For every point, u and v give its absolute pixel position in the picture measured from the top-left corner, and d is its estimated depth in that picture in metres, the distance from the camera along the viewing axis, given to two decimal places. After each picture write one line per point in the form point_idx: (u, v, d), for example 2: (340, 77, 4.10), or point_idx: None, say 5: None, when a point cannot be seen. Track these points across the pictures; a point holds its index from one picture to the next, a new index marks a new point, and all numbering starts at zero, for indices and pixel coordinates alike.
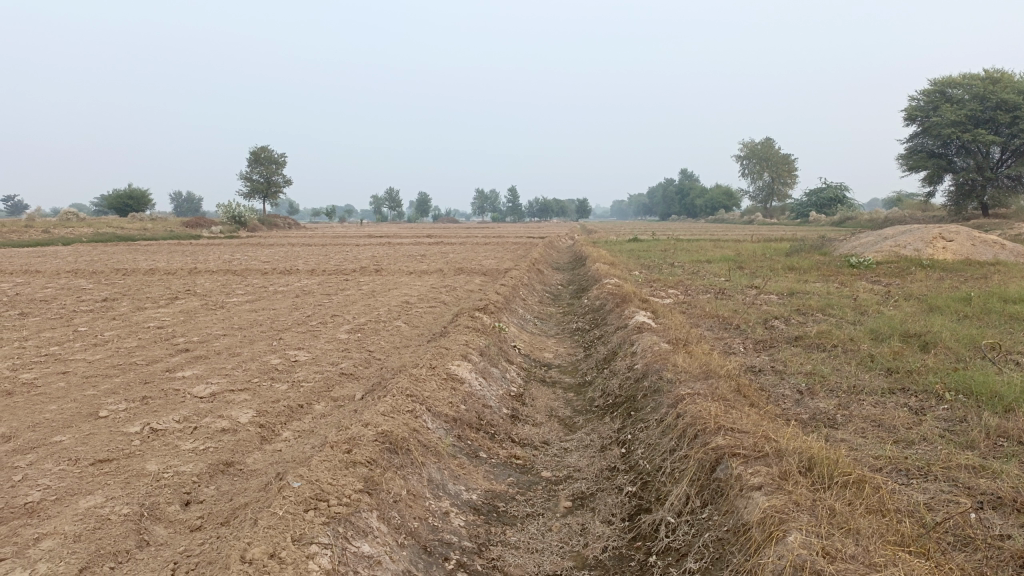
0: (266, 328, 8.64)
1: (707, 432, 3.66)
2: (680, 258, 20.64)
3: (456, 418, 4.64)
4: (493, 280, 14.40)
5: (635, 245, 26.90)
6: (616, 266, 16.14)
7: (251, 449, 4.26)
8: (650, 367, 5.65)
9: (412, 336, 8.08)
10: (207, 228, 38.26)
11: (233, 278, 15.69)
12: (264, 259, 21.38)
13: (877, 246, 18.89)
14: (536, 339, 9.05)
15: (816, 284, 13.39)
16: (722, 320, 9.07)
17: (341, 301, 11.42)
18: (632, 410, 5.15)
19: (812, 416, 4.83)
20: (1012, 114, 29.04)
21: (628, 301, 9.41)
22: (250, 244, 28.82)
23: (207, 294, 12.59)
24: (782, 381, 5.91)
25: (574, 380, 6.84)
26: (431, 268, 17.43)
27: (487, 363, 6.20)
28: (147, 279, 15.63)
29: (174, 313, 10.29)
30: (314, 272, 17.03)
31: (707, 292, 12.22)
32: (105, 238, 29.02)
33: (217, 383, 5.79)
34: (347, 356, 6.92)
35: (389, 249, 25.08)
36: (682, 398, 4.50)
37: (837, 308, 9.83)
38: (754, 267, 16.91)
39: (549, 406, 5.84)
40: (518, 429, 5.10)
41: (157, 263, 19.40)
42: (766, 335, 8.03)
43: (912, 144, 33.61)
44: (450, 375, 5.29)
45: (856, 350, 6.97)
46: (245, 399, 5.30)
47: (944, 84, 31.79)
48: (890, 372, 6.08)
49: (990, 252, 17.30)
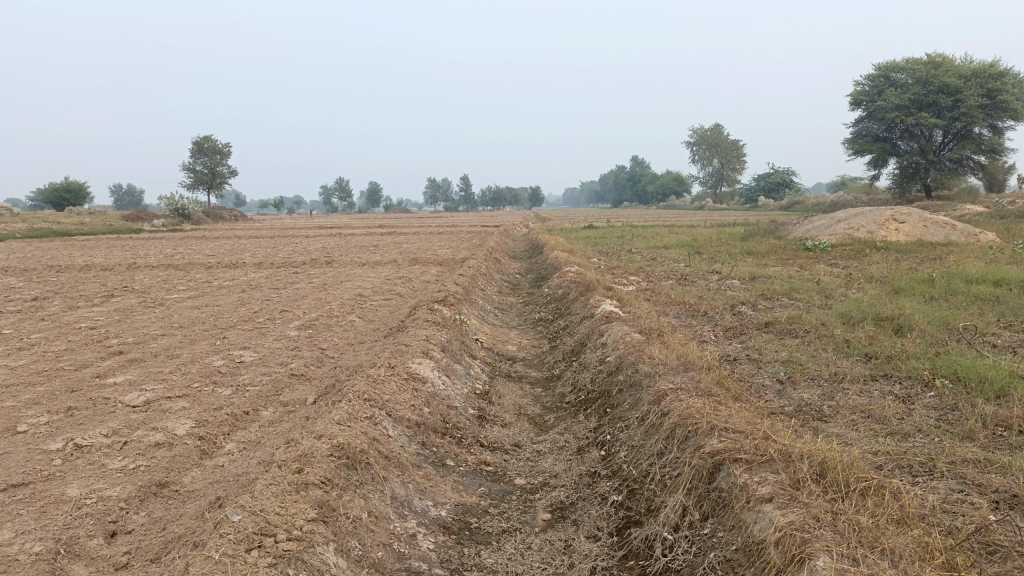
0: (209, 327, 8.06)
1: (700, 434, 3.33)
2: (637, 244, 20.45)
3: (419, 423, 4.23)
4: (450, 270, 13.95)
5: (591, 232, 26.73)
6: (575, 254, 15.80)
7: (189, 468, 3.81)
8: (625, 360, 5.31)
9: (368, 331, 7.62)
10: (149, 221, 36.90)
11: (175, 273, 14.92)
12: (209, 252, 20.56)
13: (830, 229, 18.96)
14: (497, 331, 8.65)
15: (777, 267, 13.26)
16: (689, 307, 8.80)
17: (290, 295, 10.86)
18: (607, 407, 4.81)
19: (798, 409, 4.54)
20: (953, 98, 29.56)
21: (592, 290, 9.08)
22: (194, 237, 27.80)
23: (146, 291, 11.88)
24: (760, 371, 5.63)
25: (542, 375, 6.47)
26: (386, 259, 16.88)
27: (450, 360, 5.79)
28: (83, 275, 14.78)
29: (110, 311, 9.62)
30: (263, 264, 16.36)
31: (669, 278, 11.99)
32: (41, 233, 27.77)
33: (154, 391, 5.26)
34: (297, 355, 6.44)
35: (340, 240, 24.39)
36: (665, 394, 4.18)
37: (803, 292, 9.65)
38: (712, 253, 16.78)
39: (518, 405, 5.47)
40: (486, 431, 4.71)
41: (95, 259, 18.45)
42: (736, 322, 7.78)
43: (858, 129, 34.04)
44: (411, 374, 4.86)
45: (830, 335, 6.74)
46: (183, 408, 4.79)
47: (887, 68, 32.24)
48: (870, 359, 5.84)
49: (941, 233, 17.42)
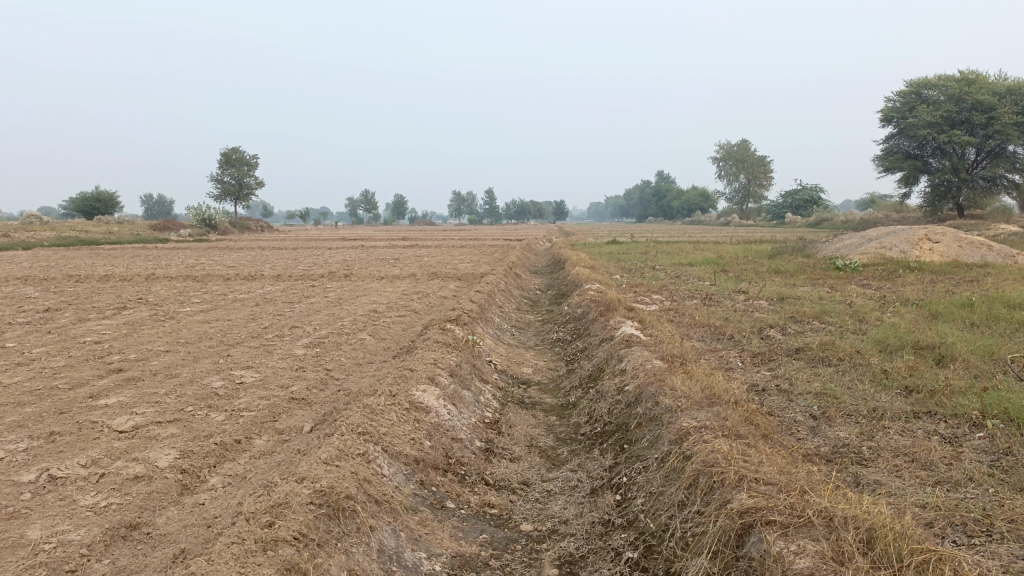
0: (215, 343, 7.80)
1: (728, 486, 2.96)
2: (661, 261, 20.02)
3: (418, 460, 3.90)
4: (468, 285, 13.65)
5: (614, 248, 26.32)
6: (597, 270, 15.42)
7: (165, 507, 3.51)
8: (644, 390, 4.94)
9: (377, 351, 7.32)
10: (176, 231, 37.13)
11: (192, 285, 14.76)
12: (229, 263, 20.48)
13: (861, 247, 18.40)
14: (513, 352, 8.31)
15: (806, 288, 12.77)
16: (713, 330, 8.39)
17: (303, 310, 10.63)
18: (625, 444, 4.44)
19: (834, 451, 4.15)
20: (987, 115, 28.85)
21: (613, 310, 8.70)
22: (216, 248, 27.82)
23: (160, 303, 11.71)
24: (791, 404, 5.23)
25: (557, 402, 6.10)
26: (404, 273, 16.62)
27: (458, 386, 5.45)
28: (100, 286, 14.67)
29: (120, 325, 9.43)
30: (281, 277, 16.19)
31: (694, 297, 11.60)
32: (68, 242, 27.98)
33: (144, 415, 4.97)
34: (300, 376, 6.14)
35: (361, 253, 24.25)
36: (688, 433, 3.81)
37: (834, 315, 9.20)
38: (739, 271, 16.32)
39: (529, 436, 5.11)
40: (493, 467, 4.35)
41: (117, 269, 18.41)
42: (764, 347, 7.37)
43: (888, 146, 33.34)
44: (414, 403, 4.52)
45: (866, 364, 6.32)
46: (171, 435, 4.50)
47: (919, 85, 31.59)
48: (910, 394, 5.41)
49: (977, 254, 16.82)
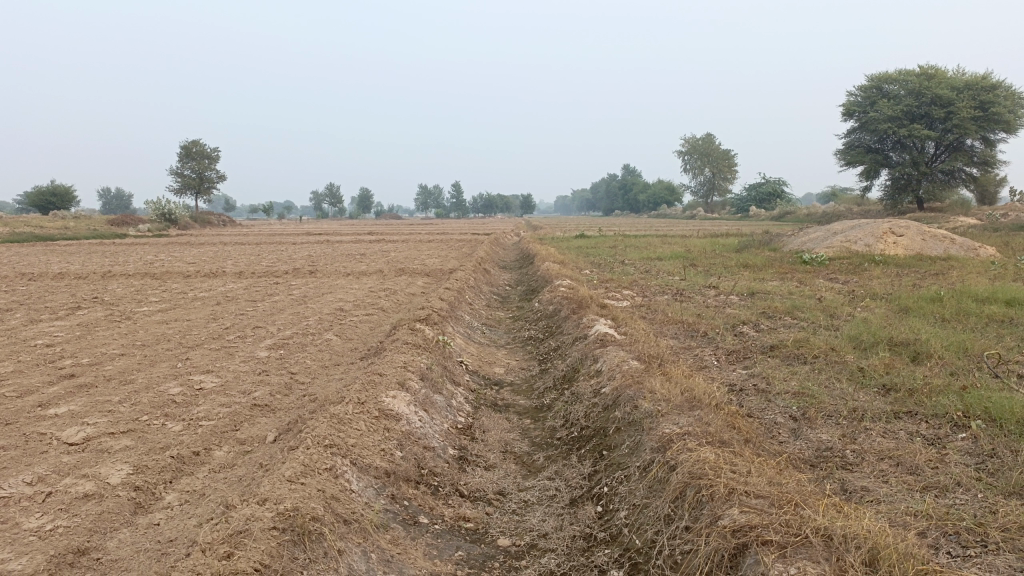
0: (173, 346, 7.48)
1: (718, 501, 2.82)
2: (630, 255, 19.96)
3: (389, 472, 3.69)
4: (437, 282, 13.41)
5: (583, 242, 26.26)
6: (566, 265, 15.28)
7: (117, 528, 3.26)
8: (622, 393, 4.79)
9: (344, 352, 7.08)
10: (135, 226, 36.21)
11: (151, 283, 14.32)
12: (191, 259, 19.96)
13: (827, 241, 18.52)
14: (484, 352, 8.12)
15: (775, 283, 12.78)
16: (687, 328, 8.29)
17: (267, 309, 10.32)
18: (604, 450, 4.29)
19: (819, 456, 4.05)
20: (946, 110, 29.30)
21: (585, 307, 8.56)
22: (177, 244, 27.15)
23: (117, 303, 11.29)
24: (771, 405, 5.13)
25: (531, 404, 5.93)
26: (371, 269, 16.32)
27: (430, 390, 5.25)
28: (53, 284, 14.14)
29: (73, 326, 9.02)
30: (244, 274, 15.79)
31: (665, 293, 11.52)
32: (22, 238, 27.08)
33: (96, 426, 4.69)
34: (263, 380, 5.89)
35: (327, 248, 23.82)
36: (671, 440, 3.66)
37: (806, 310, 9.17)
38: (708, 265, 16.30)
39: (503, 441, 4.94)
40: (467, 477, 4.17)
41: (72, 267, 17.80)
42: (739, 344, 7.29)
43: (850, 140, 33.74)
44: (384, 411, 4.32)
45: (842, 362, 6.25)
46: (124, 448, 4.23)
47: (880, 80, 32.00)
48: (889, 393, 5.35)
49: (940, 247, 17.02)
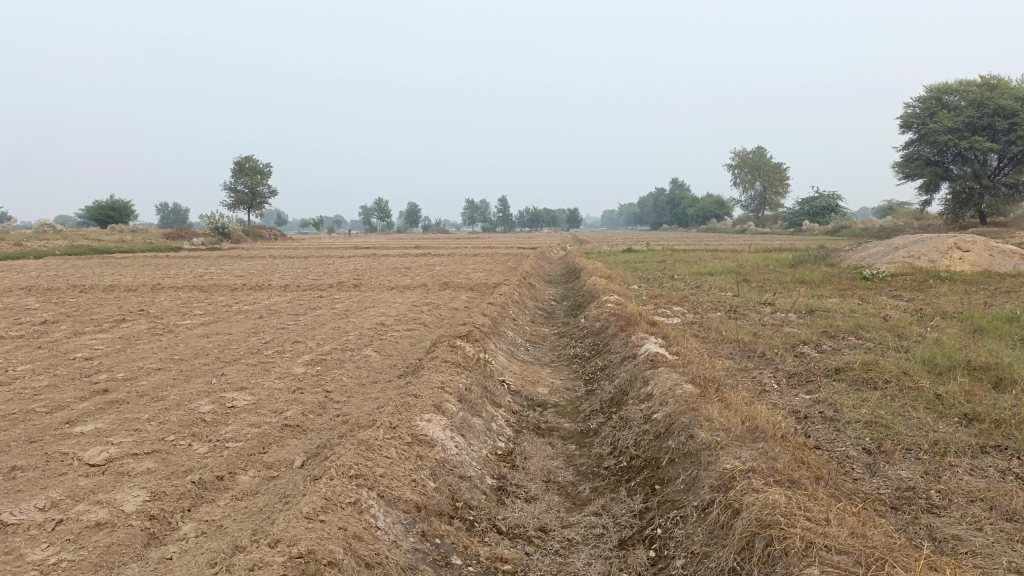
0: (210, 361, 7.32)
1: (793, 558, 2.43)
2: (680, 270, 19.42)
3: (420, 507, 3.38)
4: (481, 296, 13.15)
5: (631, 256, 25.75)
6: (614, 281, 14.86)
7: (125, 563, 3.01)
8: (675, 420, 4.40)
9: (382, 370, 6.81)
10: (189, 240, 36.87)
11: (198, 296, 14.34)
12: (239, 272, 20.09)
13: (887, 256, 17.71)
14: (528, 370, 7.78)
15: (834, 300, 12.16)
16: (742, 347, 7.82)
17: (309, 323, 10.15)
18: (657, 485, 3.91)
19: (899, 497, 3.61)
20: (1010, 121, 28.09)
21: (634, 325, 8.15)
22: (228, 257, 27.46)
23: (161, 315, 11.25)
24: (839, 435, 4.67)
25: (576, 428, 5.57)
26: (416, 283, 16.12)
27: (468, 412, 4.94)
28: (103, 297, 14.26)
29: (114, 339, 8.96)
30: (289, 287, 15.74)
31: (717, 310, 11.04)
32: (81, 251, 27.72)
33: (120, 445, 4.48)
34: (297, 399, 5.64)
35: (373, 261, 23.77)
36: (733, 478, 3.27)
37: (870, 330, 8.62)
38: (761, 281, 15.70)
39: (546, 469, 4.59)
40: (506, 510, 3.83)
41: (123, 279, 18.03)
42: (800, 366, 6.81)
43: (908, 152, 32.58)
44: (418, 437, 4.03)
45: (916, 387, 5.74)
46: (145, 472, 4.00)
47: (939, 90, 30.87)
48: (972, 424, 4.84)
49: (1009, 263, 16.14)
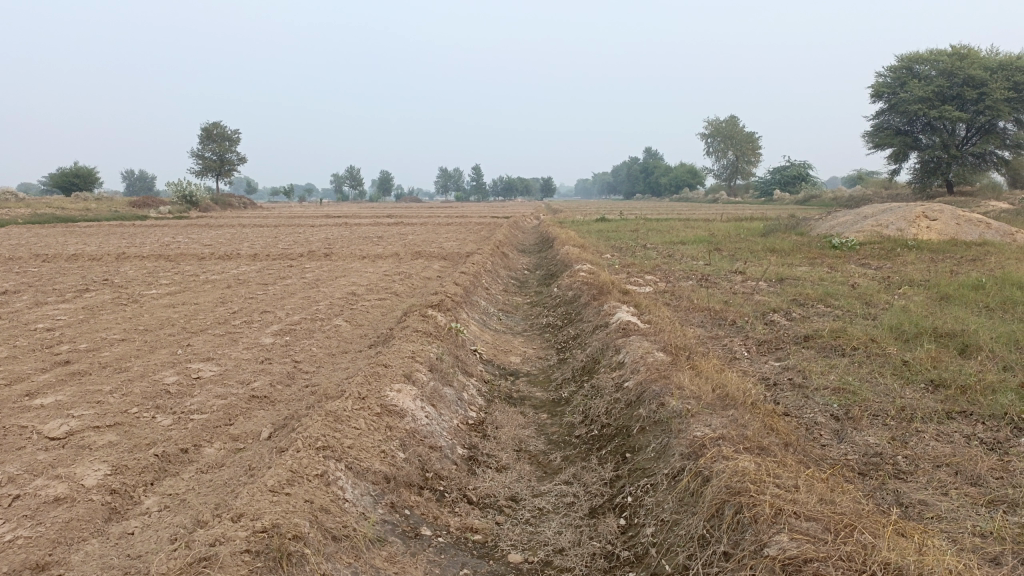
0: (176, 331, 7.18)
1: (763, 525, 2.42)
2: (653, 239, 19.45)
3: (389, 478, 3.33)
4: (454, 265, 13.05)
5: (605, 225, 25.73)
6: (587, 249, 14.85)
7: (85, 539, 2.93)
8: (646, 388, 4.40)
9: (351, 340, 6.73)
10: (156, 208, 36.15)
11: (164, 265, 14.07)
12: (207, 242, 19.73)
13: (857, 225, 17.87)
14: (500, 339, 7.74)
15: (804, 268, 12.26)
16: (714, 316, 7.85)
17: (278, 293, 10.01)
18: (628, 453, 3.91)
19: (866, 463, 3.64)
20: (978, 91, 28.36)
21: (606, 293, 8.13)
22: (196, 225, 26.96)
23: (126, 285, 11.02)
24: (808, 402, 4.70)
25: (548, 397, 5.55)
26: (387, 252, 15.96)
27: (439, 382, 4.89)
28: (66, 266, 13.93)
29: (77, 309, 8.76)
30: (258, 256, 15.50)
31: (689, 278, 11.08)
32: (45, 220, 27.07)
33: (81, 418, 4.37)
34: (264, 369, 5.55)
35: (344, 231, 23.51)
36: (703, 446, 3.26)
37: (840, 298, 8.70)
38: (733, 250, 15.78)
39: (517, 438, 4.57)
40: (477, 480, 3.80)
41: (87, 248, 17.63)
42: (770, 334, 6.85)
43: (878, 122, 32.80)
44: (387, 407, 3.97)
45: (884, 354, 5.80)
46: (106, 445, 3.90)
47: (910, 60, 31.01)
48: (938, 390, 4.90)
49: (975, 232, 16.39)
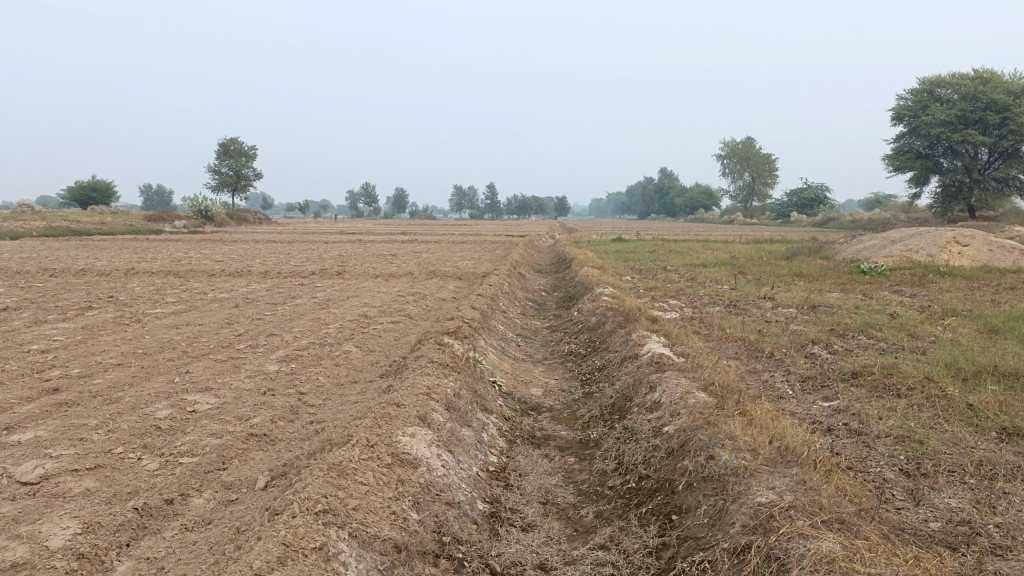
0: (176, 356, 6.74)
1: None
2: (673, 262, 18.91)
3: (400, 547, 2.86)
4: (470, 287, 12.59)
5: (623, 245, 25.20)
6: (607, 271, 14.37)
7: None
8: (692, 436, 3.89)
9: (363, 369, 6.25)
10: (170, 222, 35.97)
11: (173, 281, 13.70)
12: (219, 257, 19.43)
13: (883, 250, 17.28)
14: (519, 368, 7.27)
15: (835, 295, 11.69)
16: (749, 347, 7.33)
17: (287, 313, 9.58)
18: (675, 515, 3.40)
19: (956, 536, 3.12)
20: (1001, 115, 27.69)
21: (634, 321, 7.62)
22: (211, 240, 26.69)
23: (132, 303, 10.62)
24: (872, 453, 4.18)
25: (575, 438, 5.04)
26: (402, 270, 15.54)
27: (456, 423, 4.41)
28: (74, 281, 13.60)
29: (76, 329, 8.35)
30: (270, 273, 15.13)
31: (716, 304, 10.58)
32: (59, 233, 26.89)
33: (59, 459, 3.92)
34: (266, 402, 5.09)
35: (359, 247, 23.19)
36: (771, 516, 2.76)
37: (881, 329, 8.15)
38: (757, 274, 15.23)
39: (544, 488, 4.08)
40: (500, 545, 3.30)
41: (98, 262, 17.34)
42: (814, 369, 6.32)
43: (898, 145, 32.18)
44: (399, 457, 3.50)
45: (944, 396, 5.26)
46: (82, 494, 3.45)
47: (932, 83, 30.41)
48: (1014, 440, 4.36)
49: (1008, 258, 15.78)
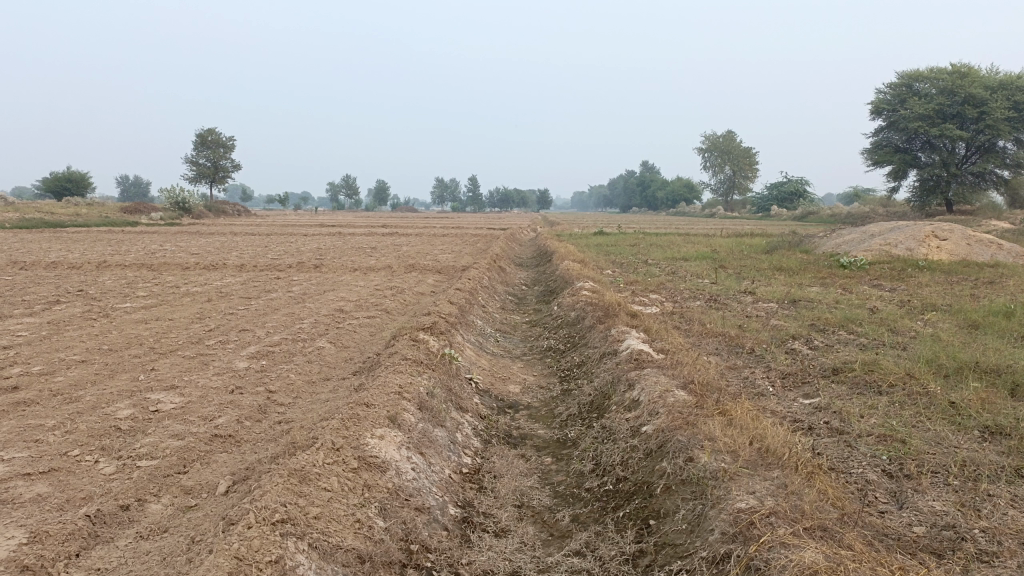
0: (143, 352, 6.53)
1: None
2: (654, 255, 18.85)
3: (364, 557, 2.72)
4: (449, 280, 12.43)
5: (604, 239, 25.13)
6: (587, 265, 14.26)
7: None
8: (670, 437, 3.79)
9: (336, 365, 6.09)
10: (147, 214, 35.44)
11: (146, 275, 13.42)
12: (195, 250, 19.11)
13: (863, 244, 17.31)
14: (497, 365, 7.13)
15: (816, 289, 11.64)
16: (730, 342, 7.24)
17: (261, 308, 9.38)
18: (653, 520, 3.28)
19: (942, 541, 3.03)
20: (979, 110, 27.88)
21: (614, 316, 7.51)
22: (187, 232, 26.30)
23: (102, 297, 10.37)
24: (854, 453, 4.08)
25: (553, 437, 4.92)
26: (381, 264, 15.33)
27: (429, 423, 4.27)
28: (44, 274, 13.29)
29: (41, 324, 8.10)
30: (246, 267, 14.88)
31: (697, 299, 10.50)
32: (31, 225, 26.36)
33: (10, 463, 3.73)
34: (233, 401, 4.92)
35: (338, 240, 22.93)
36: (751, 524, 2.66)
37: (861, 324, 8.10)
38: (738, 268, 15.19)
39: (519, 491, 3.95)
40: (471, 552, 3.18)
41: (70, 255, 17.00)
42: (795, 365, 6.24)
43: (877, 139, 32.34)
44: (367, 460, 3.36)
45: (926, 393, 5.18)
46: (32, 500, 3.28)
47: (911, 77, 30.57)
48: (997, 439, 4.29)
49: (986, 252, 15.86)
